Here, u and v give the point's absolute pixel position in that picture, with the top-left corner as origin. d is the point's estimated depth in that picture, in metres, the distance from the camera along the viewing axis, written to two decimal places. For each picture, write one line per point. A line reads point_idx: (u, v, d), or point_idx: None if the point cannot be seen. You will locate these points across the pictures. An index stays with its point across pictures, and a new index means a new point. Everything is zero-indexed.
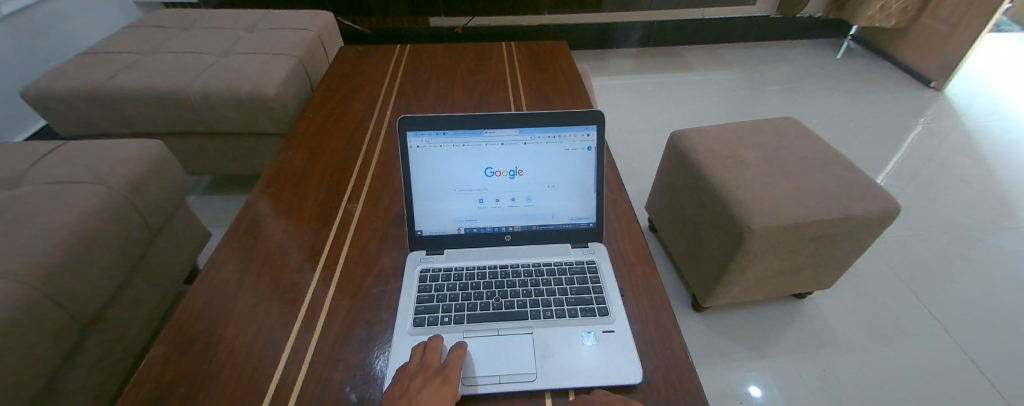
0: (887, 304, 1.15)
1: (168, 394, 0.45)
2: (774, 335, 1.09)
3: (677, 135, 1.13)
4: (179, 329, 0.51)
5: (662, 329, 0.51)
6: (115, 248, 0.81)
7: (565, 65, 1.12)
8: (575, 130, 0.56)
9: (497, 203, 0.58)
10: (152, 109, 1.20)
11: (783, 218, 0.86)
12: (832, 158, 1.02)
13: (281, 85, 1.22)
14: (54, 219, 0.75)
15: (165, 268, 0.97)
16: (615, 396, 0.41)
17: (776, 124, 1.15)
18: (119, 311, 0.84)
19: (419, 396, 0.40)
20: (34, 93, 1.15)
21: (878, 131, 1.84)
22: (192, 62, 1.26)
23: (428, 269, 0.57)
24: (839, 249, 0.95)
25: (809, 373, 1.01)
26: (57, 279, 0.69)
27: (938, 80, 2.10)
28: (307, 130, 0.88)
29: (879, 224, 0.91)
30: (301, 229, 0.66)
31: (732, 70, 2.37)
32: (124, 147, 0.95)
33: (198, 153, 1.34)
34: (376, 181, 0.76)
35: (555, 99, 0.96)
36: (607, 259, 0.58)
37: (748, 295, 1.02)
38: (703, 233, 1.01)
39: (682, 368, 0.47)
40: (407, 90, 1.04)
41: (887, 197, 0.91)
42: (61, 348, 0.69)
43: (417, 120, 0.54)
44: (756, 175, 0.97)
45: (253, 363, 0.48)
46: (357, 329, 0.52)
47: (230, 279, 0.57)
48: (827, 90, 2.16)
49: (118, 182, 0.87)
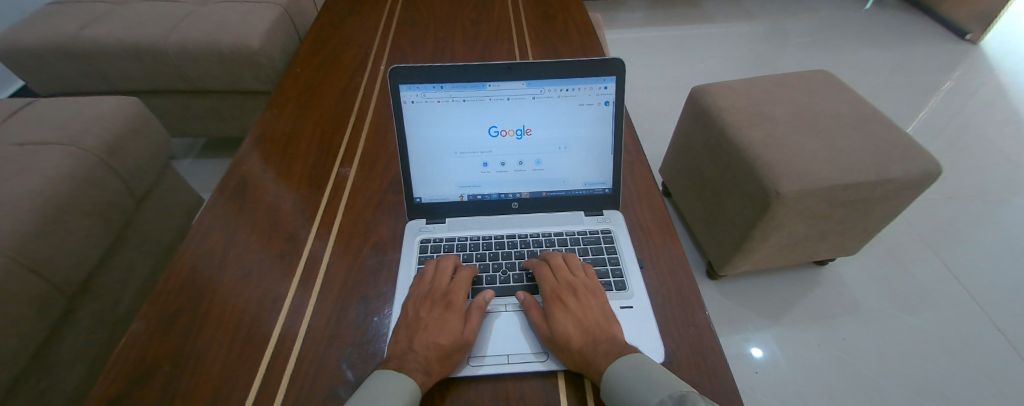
0: (909, 271, 1.11)
1: (153, 371, 0.42)
2: (786, 302, 1.06)
3: (698, 90, 1.05)
4: (161, 303, 0.47)
5: (684, 303, 0.47)
6: (96, 215, 0.77)
7: (575, 12, 1.02)
8: (591, 82, 0.49)
9: (503, 167, 0.52)
10: (130, 65, 1.13)
11: (812, 181, 0.80)
12: (867, 115, 0.93)
13: (266, 38, 1.13)
14: (25, 183, 0.70)
15: (155, 234, 0.94)
16: (557, 300, 0.44)
17: (807, 78, 1.06)
18: (107, 279, 0.81)
19: (425, 319, 0.43)
20: (3, 47, 1.08)
21: (909, 88, 1.71)
22: (168, 12, 1.16)
23: (429, 239, 0.53)
24: (870, 214, 0.89)
25: (828, 342, 0.98)
26: (33, 247, 0.66)
27: (975, 31, 1.92)
28: (295, 86, 0.81)
29: (918, 187, 0.84)
30: (291, 194, 0.61)
31: (754, 21, 2.20)
32: (98, 105, 0.89)
33: (185, 113, 1.28)
34: (371, 143, 0.70)
35: (564, 51, 0.87)
36: (624, 228, 0.53)
37: (767, 261, 0.98)
38: (723, 197, 0.95)
39: (706, 347, 0.43)
40: (404, 42, 0.95)
41: (927, 157, 0.84)
42: (45, 316, 0.67)
43: (410, 71, 0.47)
44: (787, 134, 0.90)
45: (242, 339, 0.44)
46: (353, 302, 0.48)
47: (215, 248, 0.53)
48: (855, 43, 2.01)
49: (93, 144, 0.82)
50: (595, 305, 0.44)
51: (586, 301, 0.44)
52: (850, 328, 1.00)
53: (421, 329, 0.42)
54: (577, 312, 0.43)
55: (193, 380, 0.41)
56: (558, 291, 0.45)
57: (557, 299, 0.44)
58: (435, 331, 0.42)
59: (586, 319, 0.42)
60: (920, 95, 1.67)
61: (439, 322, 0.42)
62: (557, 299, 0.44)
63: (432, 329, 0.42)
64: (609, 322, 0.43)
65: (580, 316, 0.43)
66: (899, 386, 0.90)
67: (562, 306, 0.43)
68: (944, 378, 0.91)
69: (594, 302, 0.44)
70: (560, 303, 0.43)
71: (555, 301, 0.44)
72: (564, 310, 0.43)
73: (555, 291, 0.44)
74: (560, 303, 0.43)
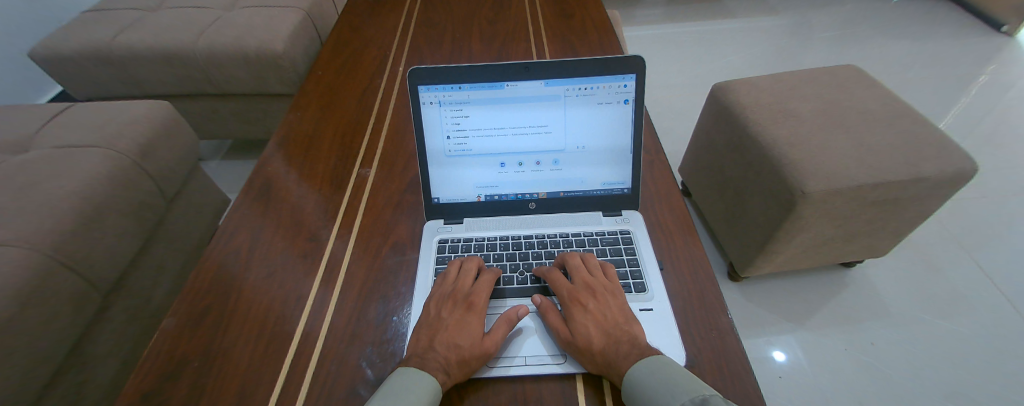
0: (944, 274, 1.06)
1: (182, 367, 0.43)
2: (812, 306, 1.03)
3: (720, 87, 1.02)
4: (191, 300, 0.49)
5: (706, 306, 0.46)
6: (128, 214, 0.81)
7: (593, 10, 1.01)
8: (610, 80, 0.48)
9: (520, 168, 0.52)
10: (159, 70, 1.17)
11: (841, 180, 0.77)
12: (899, 111, 0.90)
13: (287, 42, 1.16)
14: (63, 184, 0.74)
15: (183, 233, 0.98)
16: (573, 305, 0.43)
17: (833, 74, 1.02)
18: (139, 277, 0.85)
19: (446, 319, 0.43)
20: (43, 55, 1.14)
21: (943, 81, 1.63)
22: (195, 18, 1.20)
23: (446, 239, 0.53)
24: (900, 215, 0.85)
25: (855, 347, 0.95)
26: (70, 246, 0.69)
27: (1011, 23, 1.82)
28: (316, 88, 0.83)
29: (950, 186, 0.81)
30: (313, 194, 0.62)
31: (777, 15, 2.13)
32: (131, 109, 0.93)
33: (212, 116, 1.32)
34: (389, 143, 0.71)
35: (581, 48, 0.87)
36: (643, 229, 0.53)
37: (791, 263, 0.95)
38: (746, 196, 0.93)
39: (729, 351, 0.42)
40: (420, 43, 0.96)
41: (963, 155, 0.80)
42: (82, 312, 0.71)
43: (429, 72, 0.48)
44: (813, 131, 0.87)
45: (268, 336, 0.46)
46: (374, 301, 0.48)
47: (242, 247, 0.55)
48: (884, 35, 1.93)
49: (127, 147, 0.85)
50: (614, 305, 0.44)
51: (605, 301, 0.44)
52: (881, 333, 0.96)
53: (442, 329, 0.42)
54: (596, 312, 0.43)
55: (221, 377, 0.42)
56: (576, 294, 0.44)
57: (576, 302, 0.43)
58: (456, 332, 0.42)
59: (606, 320, 0.42)
60: (954, 89, 1.59)
61: (460, 324, 0.43)
62: (573, 302, 0.43)
63: (453, 330, 0.42)
64: (629, 321, 0.42)
65: (599, 318, 0.42)
66: (932, 394, 0.86)
67: (581, 310, 0.43)
68: (983, 387, 0.87)
69: (613, 301, 0.44)
70: (577, 306, 0.43)
71: (573, 305, 0.43)
72: (584, 313, 0.42)
73: (573, 294, 0.44)
74: (579, 306, 0.43)
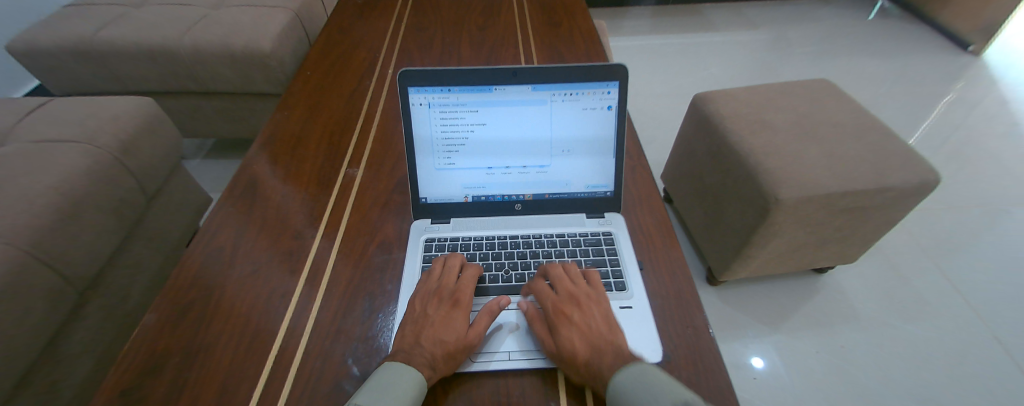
0: (911, 281, 1.11)
1: (164, 363, 0.43)
2: (787, 309, 1.06)
3: (700, 98, 1.06)
4: (173, 297, 0.49)
5: (683, 305, 0.48)
6: (107, 211, 0.79)
7: (580, 19, 1.04)
8: (595, 87, 0.50)
9: (507, 170, 0.54)
10: (143, 67, 1.15)
11: (811, 188, 0.81)
12: (869, 124, 0.94)
13: (275, 42, 1.15)
14: (39, 179, 0.72)
15: (164, 233, 0.96)
16: (559, 313, 0.44)
17: (808, 87, 1.07)
18: (116, 276, 0.83)
19: (432, 315, 0.44)
20: (21, 48, 1.11)
21: (912, 98, 1.71)
22: (180, 15, 1.19)
23: (433, 238, 0.54)
24: (868, 224, 0.90)
25: (828, 350, 0.98)
26: (47, 241, 0.67)
27: (977, 43, 1.93)
28: (304, 88, 0.83)
29: (915, 196, 0.85)
30: (299, 193, 0.62)
31: (757, 30, 2.21)
32: (114, 105, 0.91)
33: (196, 114, 1.30)
34: (377, 143, 0.71)
35: (567, 56, 0.89)
36: (624, 230, 0.55)
37: (766, 267, 0.98)
38: (723, 202, 0.96)
39: (704, 347, 0.44)
40: (410, 46, 0.97)
41: (926, 167, 0.85)
42: (58, 311, 0.69)
43: (419, 74, 0.49)
44: (786, 141, 0.91)
45: (253, 331, 0.46)
46: (359, 298, 0.49)
47: (226, 244, 0.55)
48: (857, 52, 2.02)
49: (109, 143, 0.84)
50: (597, 313, 0.45)
51: (589, 311, 0.45)
52: (850, 336, 1.00)
53: (428, 325, 0.43)
54: (581, 324, 0.44)
55: (204, 372, 0.42)
56: (560, 305, 0.45)
57: (560, 314, 0.44)
58: (442, 328, 0.43)
59: (590, 331, 0.43)
60: (922, 106, 1.67)
61: (446, 320, 0.43)
62: (558, 312, 0.44)
63: (439, 326, 0.43)
64: (612, 329, 0.43)
65: (584, 329, 0.43)
66: (899, 394, 0.90)
67: (565, 321, 0.44)
68: (948, 390, 0.91)
69: (597, 310, 0.45)
70: (562, 318, 0.44)
71: (557, 315, 0.44)
72: (568, 324, 0.43)
73: (557, 305, 0.45)
74: (563, 318, 0.44)
